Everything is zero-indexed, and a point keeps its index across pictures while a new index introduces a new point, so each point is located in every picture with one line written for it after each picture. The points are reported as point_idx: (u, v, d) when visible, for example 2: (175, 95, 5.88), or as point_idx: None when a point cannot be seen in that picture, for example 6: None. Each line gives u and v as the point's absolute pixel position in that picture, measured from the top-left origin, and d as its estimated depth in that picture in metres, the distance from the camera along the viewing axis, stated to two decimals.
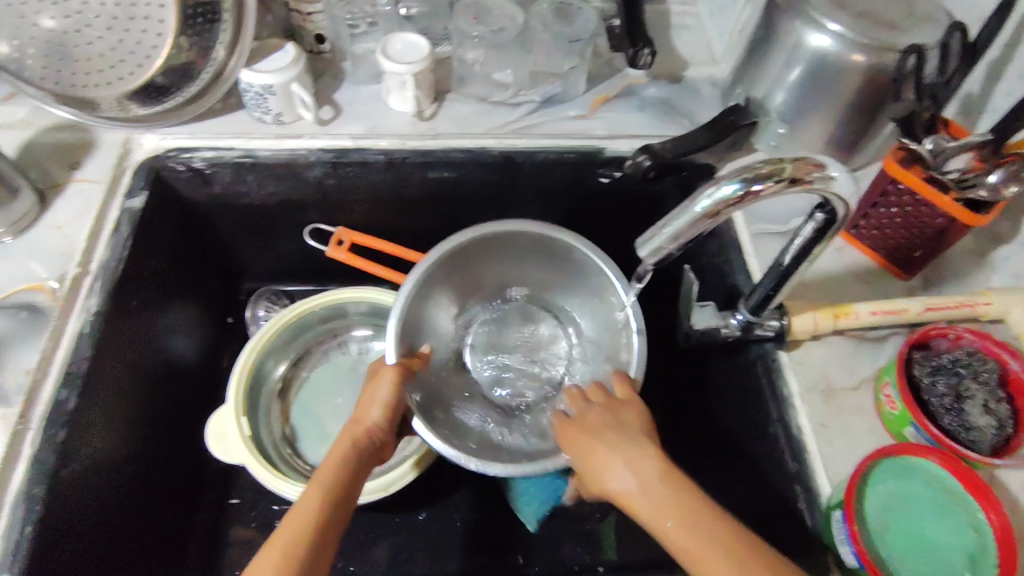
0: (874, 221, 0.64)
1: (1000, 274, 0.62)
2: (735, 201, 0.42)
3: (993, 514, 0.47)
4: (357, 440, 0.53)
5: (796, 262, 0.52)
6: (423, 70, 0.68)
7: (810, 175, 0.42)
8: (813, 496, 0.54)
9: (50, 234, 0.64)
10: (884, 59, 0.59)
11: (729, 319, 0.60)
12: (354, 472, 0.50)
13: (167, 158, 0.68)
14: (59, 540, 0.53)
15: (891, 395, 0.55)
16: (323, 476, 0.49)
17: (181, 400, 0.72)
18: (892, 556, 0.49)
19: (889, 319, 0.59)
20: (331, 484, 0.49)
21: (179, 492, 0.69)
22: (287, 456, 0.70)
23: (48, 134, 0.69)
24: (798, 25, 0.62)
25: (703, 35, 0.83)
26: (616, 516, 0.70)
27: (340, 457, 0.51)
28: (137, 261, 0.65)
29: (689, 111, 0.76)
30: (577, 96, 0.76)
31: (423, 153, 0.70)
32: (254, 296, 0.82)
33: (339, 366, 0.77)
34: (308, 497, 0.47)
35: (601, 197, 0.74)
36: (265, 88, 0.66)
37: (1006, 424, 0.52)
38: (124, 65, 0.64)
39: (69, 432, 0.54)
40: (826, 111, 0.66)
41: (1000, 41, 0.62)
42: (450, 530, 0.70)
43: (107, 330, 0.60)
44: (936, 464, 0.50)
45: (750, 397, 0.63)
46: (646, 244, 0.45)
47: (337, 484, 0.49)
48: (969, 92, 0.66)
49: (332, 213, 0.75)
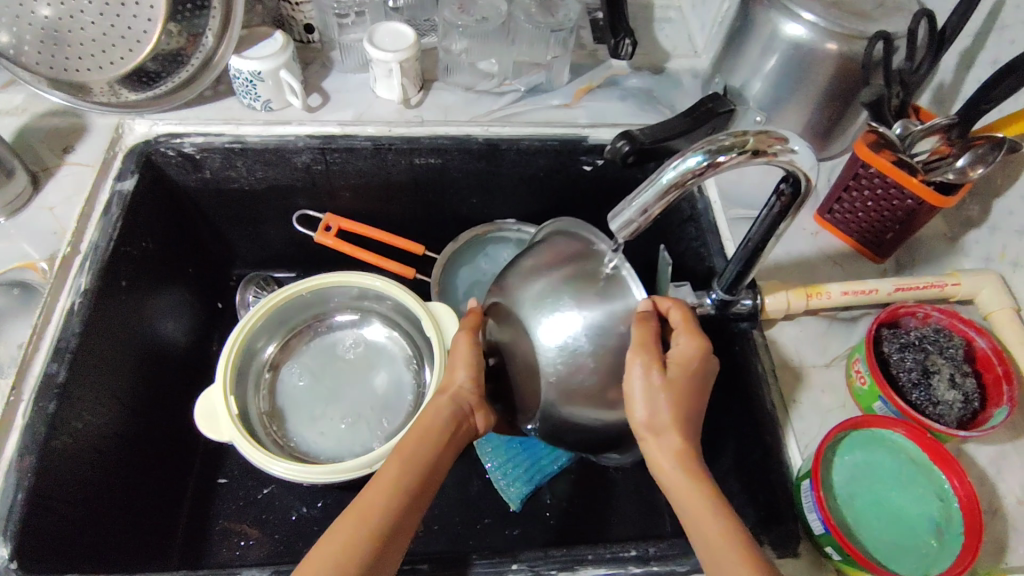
0: (847, 204, 0.66)
1: (971, 257, 0.64)
2: (701, 172, 0.43)
3: (957, 482, 0.49)
4: (448, 415, 0.53)
5: (765, 238, 0.53)
6: (409, 58, 0.70)
7: (772, 147, 0.43)
8: (785, 468, 0.55)
9: (42, 215, 0.65)
10: (854, 47, 0.61)
11: (705, 299, 0.59)
12: (437, 436, 0.52)
13: (158, 144, 0.69)
14: (49, 508, 0.54)
15: (860, 370, 0.56)
16: (401, 458, 0.51)
17: (171, 383, 0.73)
18: (858, 522, 0.50)
19: (860, 299, 0.60)
20: (413, 472, 0.50)
21: (167, 473, 0.70)
22: (273, 434, 0.72)
23: (42, 120, 0.71)
24: (773, 15, 0.64)
25: (686, 28, 0.85)
26: (598, 497, 0.71)
27: (417, 441, 0.52)
28: (127, 243, 0.66)
29: (669, 101, 0.78)
30: (560, 86, 0.78)
31: (409, 140, 0.71)
32: (243, 282, 0.84)
33: (325, 350, 0.79)
34: (399, 459, 0.51)
35: (583, 184, 0.76)
36: (254, 75, 0.68)
37: (972, 398, 0.54)
38: (115, 49, 0.66)
39: (59, 405, 0.56)
40: (802, 98, 0.68)
41: (969, 32, 0.64)
42: (434, 511, 0.71)
43: (97, 307, 0.61)
44: (902, 436, 0.52)
45: (728, 377, 0.64)
46: (617, 217, 0.46)
47: (419, 469, 0.50)
48: (941, 82, 0.68)
49: (321, 200, 0.77)
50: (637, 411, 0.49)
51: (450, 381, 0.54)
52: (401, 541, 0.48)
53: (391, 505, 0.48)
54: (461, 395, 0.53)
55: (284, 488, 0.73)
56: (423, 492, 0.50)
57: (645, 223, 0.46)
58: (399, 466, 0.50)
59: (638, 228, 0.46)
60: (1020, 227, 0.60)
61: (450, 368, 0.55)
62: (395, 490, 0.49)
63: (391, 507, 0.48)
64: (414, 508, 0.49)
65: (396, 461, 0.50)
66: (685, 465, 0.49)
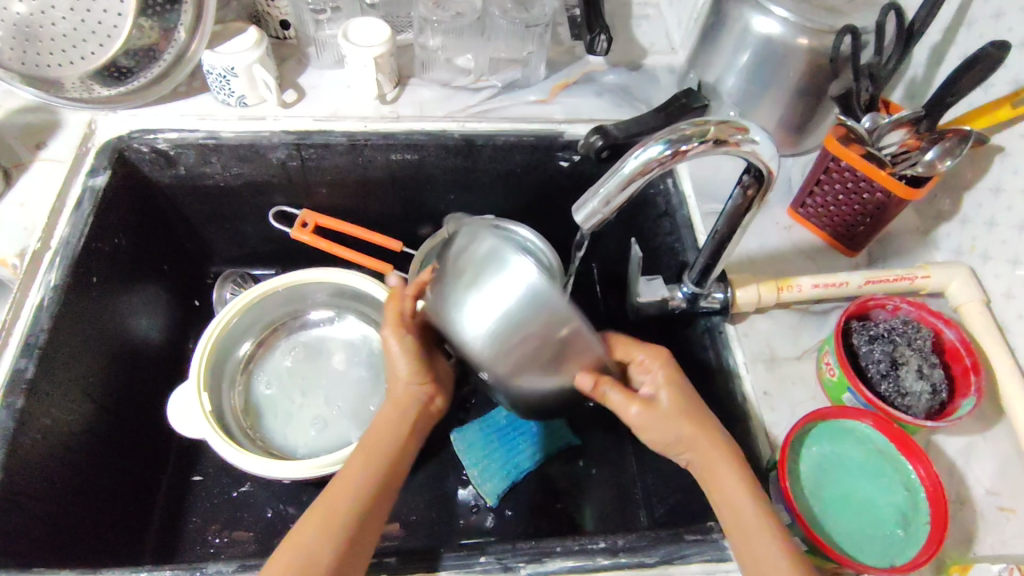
0: (818, 198, 0.66)
1: (942, 250, 0.65)
2: (663, 161, 0.43)
3: (923, 470, 0.50)
4: (403, 414, 0.54)
5: (732, 230, 0.54)
6: (383, 54, 0.70)
7: (733, 137, 0.44)
8: (755, 460, 0.55)
9: (13, 211, 0.65)
10: (824, 42, 0.61)
11: (676, 291, 0.61)
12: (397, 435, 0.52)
13: (131, 139, 0.69)
14: (17, 504, 0.54)
15: (830, 362, 0.57)
16: (361, 458, 0.50)
17: (144, 380, 0.73)
18: (826, 511, 0.50)
19: (830, 292, 0.61)
20: (372, 475, 0.49)
21: (140, 471, 0.69)
22: (248, 431, 0.71)
23: (14, 116, 0.71)
24: (745, 10, 0.64)
25: (663, 25, 0.85)
26: (574, 492, 0.71)
27: (377, 439, 0.52)
28: (99, 239, 0.66)
29: (645, 96, 0.78)
30: (537, 82, 0.78)
31: (385, 136, 0.71)
32: (220, 278, 0.83)
33: (290, 353, 0.78)
34: (361, 463, 0.50)
35: (559, 180, 0.76)
36: (227, 70, 0.68)
37: (940, 389, 0.54)
38: (85, 44, 0.66)
39: (27, 401, 0.56)
40: (774, 93, 0.68)
41: (939, 27, 0.64)
42: (410, 507, 0.71)
43: (68, 303, 0.61)
44: (869, 426, 0.52)
45: (700, 370, 0.64)
46: (581, 208, 0.46)
47: (383, 464, 0.50)
48: (913, 76, 0.68)
49: (297, 196, 0.77)
50: (666, 433, 0.50)
51: (399, 381, 0.55)
52: (369, 536, 0.47)
53: (356, 503, 0.47)
54: (411, 396, 0.55)
55: (259, 486, 0.72)
56: (386, 490, 0.50)
57: (612, 208, 0.45)
58: (360, 467, 0.49)
59: (607, 214, 0.46)
60: (988, 220, 0.61)
61: (395, 370, 0.56)
62: (359, 489, 0.48)
63: (356, 507, 0.47)
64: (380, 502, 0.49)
65: (357, 463, 0.50)
66: (725, 453, 0.48)
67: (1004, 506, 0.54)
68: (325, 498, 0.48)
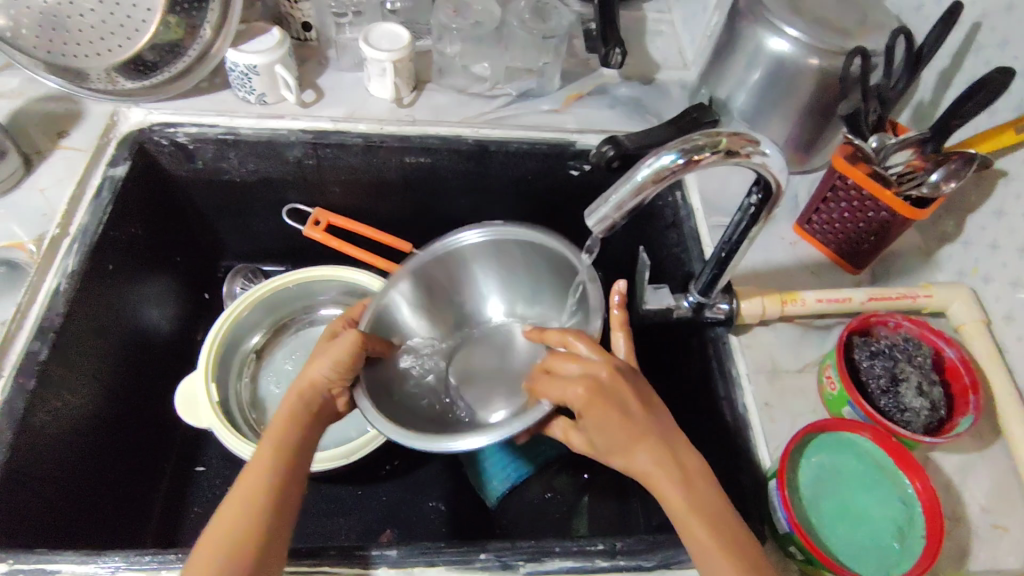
0: (824, 215, 0.67)
1: (945, 271, 0.66)
2: (675, 170, 0.44)
3: (920, 485, 0.50)
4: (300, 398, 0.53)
5: (738, 241, 0.55)
6: (402, 58, 0.71)
7: (744, 149, 0.45)
8: (754, 469, 0.56)
9: (33, 196, 0.66)
10: (835, 63, 0.63)
11: (682, 301, 0.62)
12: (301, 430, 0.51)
13: (152, 132, 0.70)
14: (23, 484, 0.55)
15: (831, 376, 0.57)
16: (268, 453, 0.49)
17: (152, 370, 0.74)
18: (822, 522, 0.51)
19: (834, 307, 0.62)
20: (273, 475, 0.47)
21: (144, 459, 0.70)
22: (252, 422, 0.72)
23: (37, 104, 0.72)
24: (758, 29, 0.66)
25: (676, 41, 0.87)
26: (572, 497, 0.72)
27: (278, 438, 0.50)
28: (116, 228, 0.67)
29: (657, 110, 0.79)
30: (551, 92, 0.80)
31: (400, 138, 0.73)
32: (231, 273, 0.85)
33: (292, 356, 0.78)
34: (259, 462, 0.48)
35: (570, 189, 0.77)
36: (250, 68, 0.69)
37: (939, 406, 0.55)
38: (113, 37, 0.67)
39: (39, 383, 0.56)
40: (784, 111, 0.69)
41: (947, 52, 0.66)
42: (410, 504, 0.71)
43: (81, 289, 0.62)
44: (868, 439, 0.53)
45: (702, 379, 0.65)
46: (593, 213, 0.47)
47: (273, 454, 0.48)
48: (920, 100, 0.70)
49: (312, 194, 0.78)
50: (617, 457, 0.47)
51: (311, 369, 0.53)
52: (282, 526, 0.46)
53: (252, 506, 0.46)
54: (318, 388, 0.53)
55: None
56: (294, 490, 0.48)
57: (624, 214, 0.47)
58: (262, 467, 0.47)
59: (619, 220, 0.47)
60: (991, 242, 0.62)
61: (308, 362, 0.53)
62: (251, 490, 0.46)
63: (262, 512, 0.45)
64: (287, 490, 0.48)
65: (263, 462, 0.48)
66: (680, 472, 0.45)
67: (998, 523, 0.54)
68: (217, 521, 0.45)
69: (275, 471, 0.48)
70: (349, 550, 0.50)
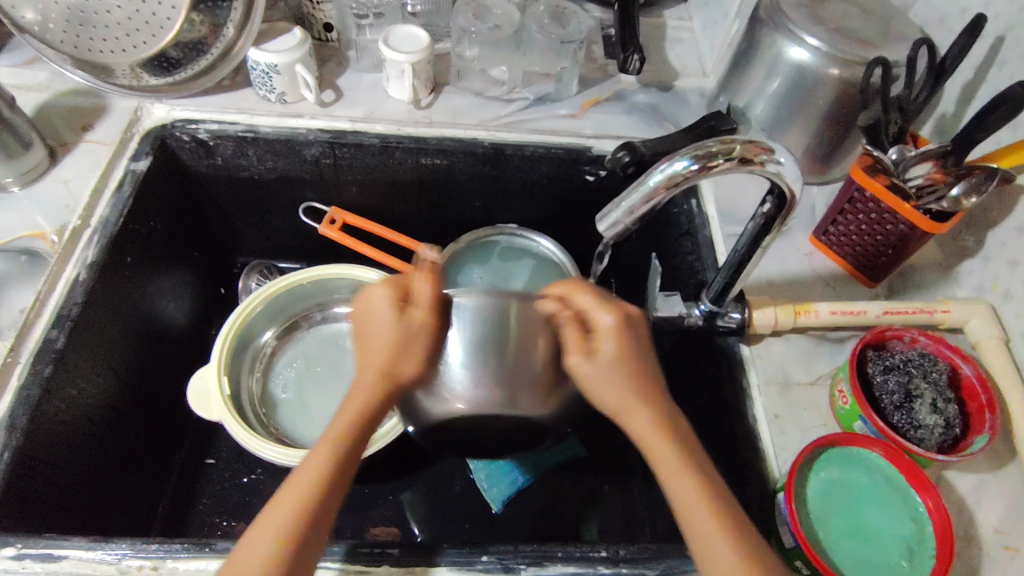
0: (842, 227, 0.66)
1: (964, 286, 0.65)
2: (687, 177, 0.44)
3: (932, 502, 0.50)
4: (366, 382, 0.46)
5: (750, 250, 0.54)
6: (421, 60, 0.72)
7: (759, 157, 0.45)
8: (762, 481, 0.55)
9: (57, 187, 0.68)
10: (856, 73, 0.62)
11: (693, 309, 0.62)
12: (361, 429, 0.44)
13: (173, 128, 0.71)
14: (32, 470, 0.55)
15: (843, 390, 0.57)
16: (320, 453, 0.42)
17: (166, 360, 0.75)
18: (830, 539, 0.50)
19: (848, 319, 0.61)
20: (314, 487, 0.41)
21: (155, 449, 0.71)
22: (261, 416, 0.73)
23: (63, 98, 0.74)
24: (778, 38, 0.65)
25: (696, 49, 0.87)
26: (577, 503, 0.72)
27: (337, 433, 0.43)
28: (136, 221, 0.68)
29: (674, 117, 0.79)
30: (568, 97, 0.80)
31: (417, 140, 0.73)
32: (246, 269, 0.85)
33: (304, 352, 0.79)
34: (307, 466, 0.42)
35: (585, 194, 0.77)
36: (271, 67, 0.70)
37: (953, 424, 0.53)
38: (139, 33, 0.68)
39: (55, 370, 0.57)
40: (802, 121, 0.69)
41: (971, 64, 0.65)
42: (415, 505, 0.71)
43: (100, 279, 0.63)
44: (879, 455, 0.52)
45: (712, 389, 0.64)
46: (605, 218, 0.47)
47: (335, 454, 0.42)
48: (943, 112, 0.68)
49: (328, 193, 0.79)
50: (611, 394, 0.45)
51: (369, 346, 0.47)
52: (320, 538, 0.41)
53: (300, 518, 0.40)
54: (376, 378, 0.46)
55: (267, 474, 0.73)
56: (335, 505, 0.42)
57: (634, 219, 0.47)
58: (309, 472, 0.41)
59: (627, 223, 0.47)
60: (1012, 258, 0.61)
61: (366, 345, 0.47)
62: (291, 507, 0.40)
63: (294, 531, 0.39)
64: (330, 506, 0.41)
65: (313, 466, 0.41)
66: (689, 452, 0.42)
67: (1010, 545, 0.53)
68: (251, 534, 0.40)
69: (318, 485, 0.41)
70: (353, 546, 0.51)
